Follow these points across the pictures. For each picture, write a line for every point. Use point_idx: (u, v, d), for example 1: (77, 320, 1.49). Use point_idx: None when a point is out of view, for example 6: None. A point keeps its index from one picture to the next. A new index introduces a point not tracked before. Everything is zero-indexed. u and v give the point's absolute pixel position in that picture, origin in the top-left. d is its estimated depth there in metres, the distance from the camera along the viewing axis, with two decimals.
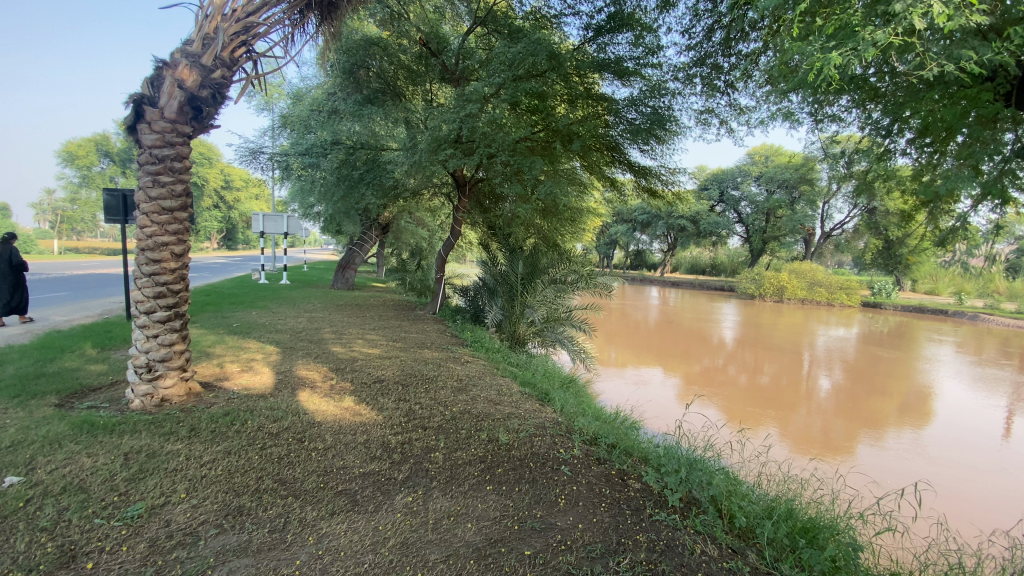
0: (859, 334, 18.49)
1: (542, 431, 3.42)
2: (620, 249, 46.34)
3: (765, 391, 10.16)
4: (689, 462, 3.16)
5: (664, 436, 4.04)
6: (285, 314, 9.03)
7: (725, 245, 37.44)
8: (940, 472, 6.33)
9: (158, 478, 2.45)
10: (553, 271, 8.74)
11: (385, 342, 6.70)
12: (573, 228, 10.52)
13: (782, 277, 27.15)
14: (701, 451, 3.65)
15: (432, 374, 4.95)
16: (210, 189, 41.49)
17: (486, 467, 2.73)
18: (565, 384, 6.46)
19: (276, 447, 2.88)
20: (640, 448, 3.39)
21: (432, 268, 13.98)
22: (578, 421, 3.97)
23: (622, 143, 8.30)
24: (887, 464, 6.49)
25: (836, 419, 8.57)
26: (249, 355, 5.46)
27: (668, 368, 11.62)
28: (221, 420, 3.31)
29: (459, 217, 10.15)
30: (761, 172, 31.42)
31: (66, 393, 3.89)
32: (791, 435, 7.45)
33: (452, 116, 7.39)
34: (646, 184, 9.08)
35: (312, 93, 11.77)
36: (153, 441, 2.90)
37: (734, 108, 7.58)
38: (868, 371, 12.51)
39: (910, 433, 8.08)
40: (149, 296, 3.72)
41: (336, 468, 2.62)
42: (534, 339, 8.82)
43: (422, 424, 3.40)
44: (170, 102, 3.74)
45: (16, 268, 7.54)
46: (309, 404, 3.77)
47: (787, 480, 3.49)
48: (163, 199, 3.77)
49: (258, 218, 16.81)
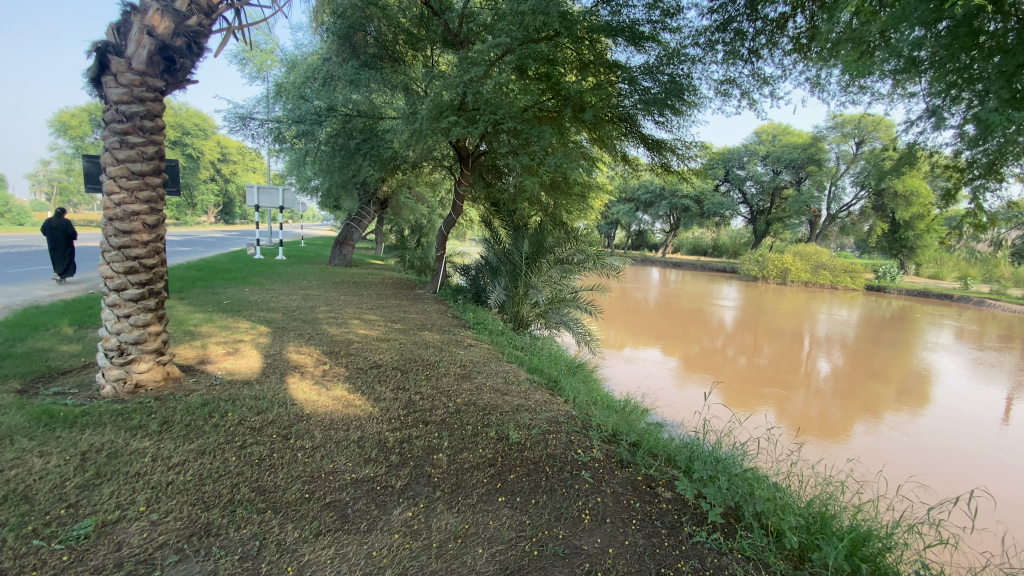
0: (860, 317, 18.28)
1: (556, 426, 3.08)
2: (622, 229, 45.81)
3: (763, 372, 10.00)
4: (723, 465, 2.85)
5: (683, 432, 3.70)
6: (279, 292, 8.65)
7: (728, 226, 37.02)
8: (954, 460, 6.10)
9: (116, 486, 2.10)
10: (559, 251, 8.28)
11: (383, 322, 6.33)
12: (581, 205, 10.01)
13: (787, 260, 26.71)
14: (724, 448, 3.30)
15: (433, 359, 4.59)
16: (207, 161, 40.68)
17: (497, 473, 2.39)
18: (572, 369, 6.13)
19: (257, 446, 2.53)
20: (668, 447, 3.06)
21: (433, 245, 13.55)
22: (592, 415, 3.62)
23: (636, 114, 7.80)
24: (897, 449, 6.27)
25: (834, 401, 8.36)
26: (237, 336, 5.09)
27: (666, 348, 11.44)
28: (198, 412, 2.95)
29: (462, 192, 9.62)
30: (768, 151, 30.38)
31: (31, 376, 3.54)
32: (789, 416, 7.28)
33: (456, 81, 6.96)
34: (660, 159, 8.58)
35: (306, 59, 11.16)
36: (118, 437, 2.56)
37: (757, 78, 7.10)
38: (868, 354, 12.33)
39: (911, 416, 7.91)
40: (119, 272, 3.33)
41: (326, 474, 2.29)
42: (538, 321, 8.42)
43: (423, 418, 3.05)
44: (138, 52, 3.27)
45: (67, 236, 8.81)
46: (298, 393, 3.42)
47: (823, 482, 3.20)
48: (133, 162, 3.35)
49: (252, 191, 16.21)
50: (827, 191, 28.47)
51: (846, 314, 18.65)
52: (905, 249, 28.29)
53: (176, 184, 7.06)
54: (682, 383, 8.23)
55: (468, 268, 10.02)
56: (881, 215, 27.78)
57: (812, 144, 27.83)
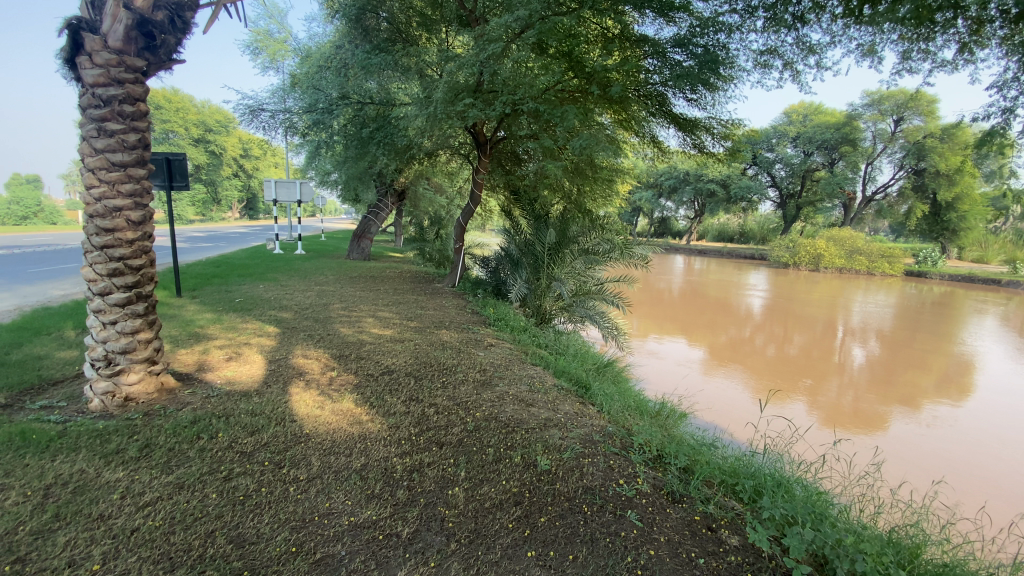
0: (897, 303, 17.35)
1: (590, 448, 2.64)
2: (644, 217, 44.68)
3: (794, 361, 9.42)
4: (799, 502, 2.39)
5: (728, 448, 3.21)
6: (293, 288, 8.39)
7: (756, 211, 35.74)
8: (1016, 456, 5.53)
9: (72, 534, 1.76)
10: (584, 241, 7.72)
11: (398, 321, 5.98)
12: (606, 191, 9.45)
13: (819, 246, 25.56)
14: (777, 468, 2.81)
15: (451, 363, 4.19)
16: (229, 158, 41.06)
17: (524, 515, 1.99)
18: (600, 369, 5.67)
19: (244, 478, 2.18)
20: (726, 473, 2.61)
21: (451, 237, 13.18)
22: (632, 429, 3.17)
23: (666, 93, 7.22)
24: (954, 443, 5.69)
25: (870, 390, 7.84)
26: (244, 339, 4.79)
27: (692, 338, 10.92)
28: (185, 433, 2.61)
29: (479, 180, 9.12)
30: (799, 132, 28.90)
31: (17, 388, 3.25)
32: (821, 406, 6.75)
33: (472, 59, 6.46)
34: (692, 140, 7.98)
35: (319, 48, 10.79)
36: (89, 466, 2.21)
37: (801, 47, 6.46)
38: (905, 342, 11.59)
39: (960, 407, 7.26)
40: (102, 274, 3.00)
41: (319, 517, 1.92)
42: (561, 315, 7.96)
43: (436, 439, 2.65)
44: (114, 27, 2.91)
45: None
46: (299, 408, 3.05)
47: (904, 510, 2.70)
48: (112, 152, 3.00)
49: (269, 185, 15.95)
50: (862, 172, 27.59)
51: (881, 301, 17.73)
52: (946, 232, 26.77)
53: (184, 178, 6.82)
54: (710, 375, 7.78)
55: (488, 261, 9.62)
56: (921, 197, 26.49)
57: (846, 123, 26.57)
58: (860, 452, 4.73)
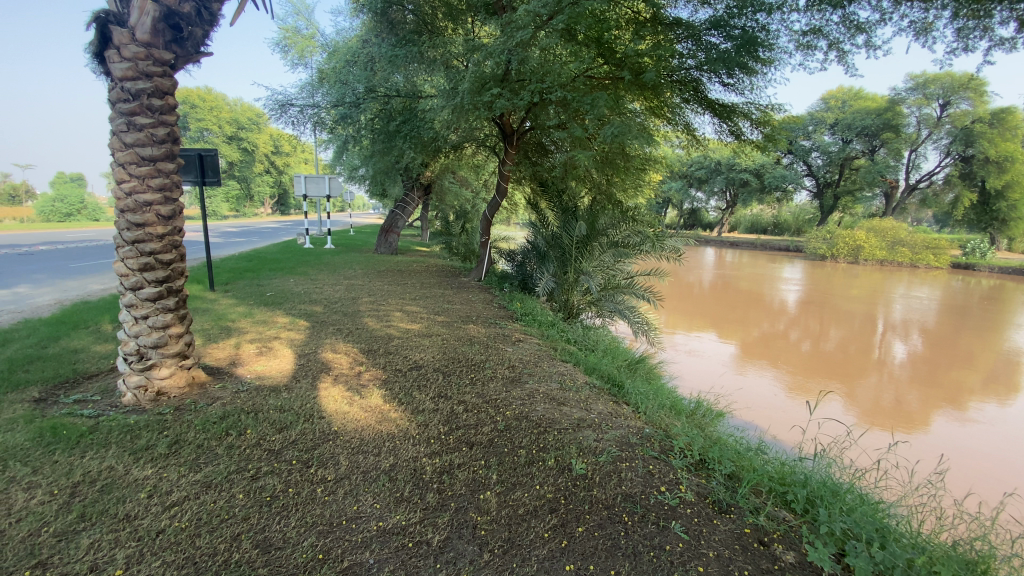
0: (942, 297, 16.48)
1: (628, 451, 2.50)
2: (674, 208, 43.74)
3: (829, 357, 9.02)
4: (859, 518, 2.19)
5: (767, 452, 3.00)
6: (323, 281, 8.48)
7: (791, 201, 34.52)
8: None
9: (99, 535, 1.73)
10: (614, 233, 7.47)
11: (426, 315, 5.93)
12: (636, 181, 9.17)
13: (860, 236, 24.27)
14: (823, 476, 2.60)
15: (479, 359, 4.09)
16: (262, 155, 42.01)
17: (561, 524, 1.87)
18: (631, 366, 5.48)
19: (272, 477, 2.13)
20: (776, 481, 2.43)
21: (477, 230, 13.10)
22: (671, 431, 3.00)
23: (701, 78, 6.93)
24: (1011, 446, 5.30)
25: (912, 386, 7.46)
26: (273, 333, 4.80)
27: (722, 333, 10.57)
28: (214, 429, 2.58)
29: (506, 172, 8.98)
30: (837, 118, 27.60)
31: (54, 382, 3.30)
32: (858, 403, 6.41)
33: (498, 47, 6.31)
34: (728, 127, 7.65)
35: (346, 42, 10.80)
36: (119, 463, 2.20)
37: (848, 26, 6.08)
38: (950, 338, 10.96)
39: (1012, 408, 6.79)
40: (134, 269, 3.01)
41: (347, 521, 1.84)
42: (590, 309, 7.78)
43: (467, 438, 2.55)
44: (142, 20, 2.88)
45: None
46: (327, 404, 3.00)
47: (971, 525, 2.46)
48: (142, 147, 2.99)
49: (299, 181, 16.15)
50: (906, 159, 26.27)
51: (925, 294, 16.91)
52: (996, 222, 25.36)
53: (215, 174, 6.91)
54: (742, 371, 7.50)
55: (514, 254, 9.49)
56: (969, 185, 25.08)
57: (888, 109, 25.32)
58: (921, 459, 4.42)
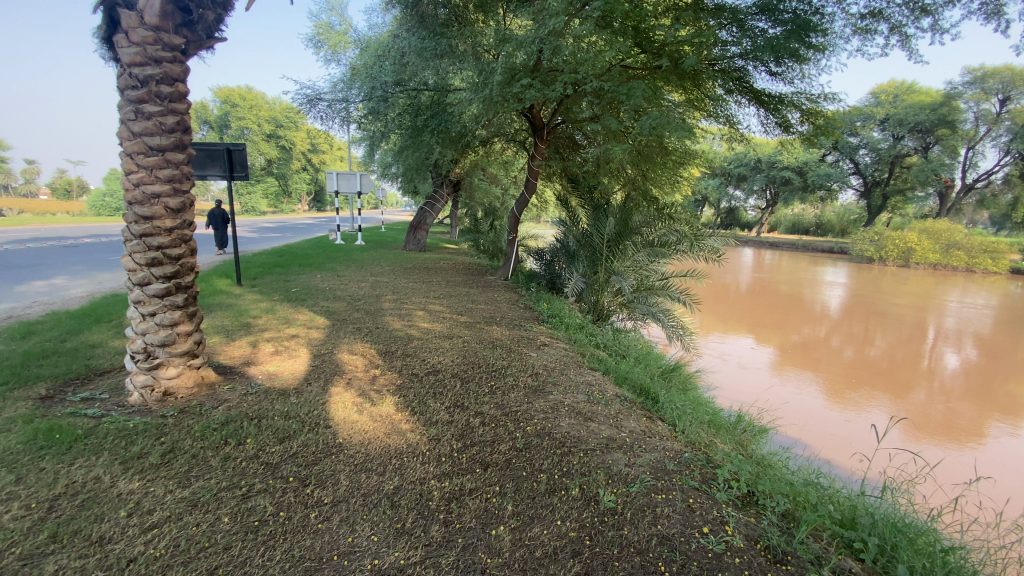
0: (1001, 305, 15.29)
1: (665, 480, 2.19)
2: (710, 207, 42.42)
3: (874, 365, 8.41)
4: None
5: (820, 483, 2.63)
6: (349, 278, 8.38)
7: (834, 201, 32.93)
8: None
9: (67, 561, 1.56)
10: (648, 232, 7.07)
11: (448, 315, 5.71)
12: (672, 177, 8.73)
13: (910, 238, 22.88)
14: (890, 515, 2.22)
15: (501, 364, 3.83)
16: (299, 152, 42.98)
17: (584, 572, 1.60)
18: (666, 374, 5.12)
19: (265, 497, 1.92)
20: (838, 524, 2.08)
21: (506, 228, 12.86)
22: (713, 454, 2.67)
23: (746, 66, 6.47)
24: None
25: (975, 400, 6.82)
26: (292, 331, 4.66)
27: (758, 337, 10.05)
28: (212, 437, 2.41)
29: (535, 168, 8.68)
30: (888, 114, 25.99)
31: (65, 379, 3.22)
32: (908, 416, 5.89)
33: (529, 36, 6.02)
34: (774, 118, 7.15)
35: (377, 38, 10.69)
36: (106, 473, 2.04)
37: (913, 7, 5.52)
38: (1010, 348, 10.10)
39: None
40: (141, 264, 2.87)
41: (338, 557, 1.61)
42: (620, 311, 7.41)
43: (481, 458, 2.29)
44: (149, 1, 2.74)
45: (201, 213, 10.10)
46: (336, 412, 2.80)
47: None
48: (150, 136, 2.86)
49: (332, 177, 16.11)
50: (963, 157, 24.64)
51: (981, 300, 15.78)
52: None
53: (243, 169, 6.87)
54: (781, 379, 7.02)
55: (542, 252, 9.19)
56: None
57: (943, 104, 23.78)
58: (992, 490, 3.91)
